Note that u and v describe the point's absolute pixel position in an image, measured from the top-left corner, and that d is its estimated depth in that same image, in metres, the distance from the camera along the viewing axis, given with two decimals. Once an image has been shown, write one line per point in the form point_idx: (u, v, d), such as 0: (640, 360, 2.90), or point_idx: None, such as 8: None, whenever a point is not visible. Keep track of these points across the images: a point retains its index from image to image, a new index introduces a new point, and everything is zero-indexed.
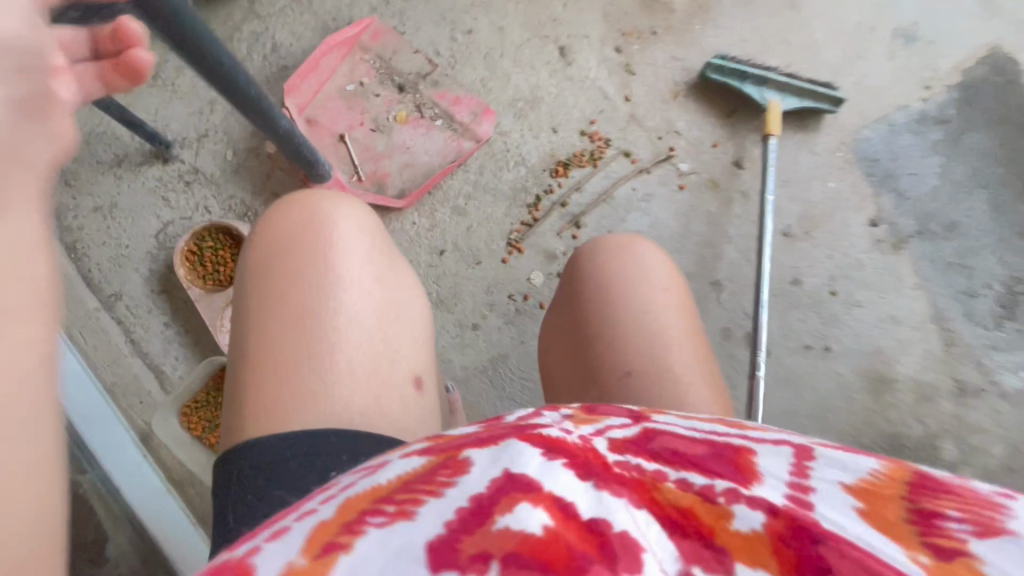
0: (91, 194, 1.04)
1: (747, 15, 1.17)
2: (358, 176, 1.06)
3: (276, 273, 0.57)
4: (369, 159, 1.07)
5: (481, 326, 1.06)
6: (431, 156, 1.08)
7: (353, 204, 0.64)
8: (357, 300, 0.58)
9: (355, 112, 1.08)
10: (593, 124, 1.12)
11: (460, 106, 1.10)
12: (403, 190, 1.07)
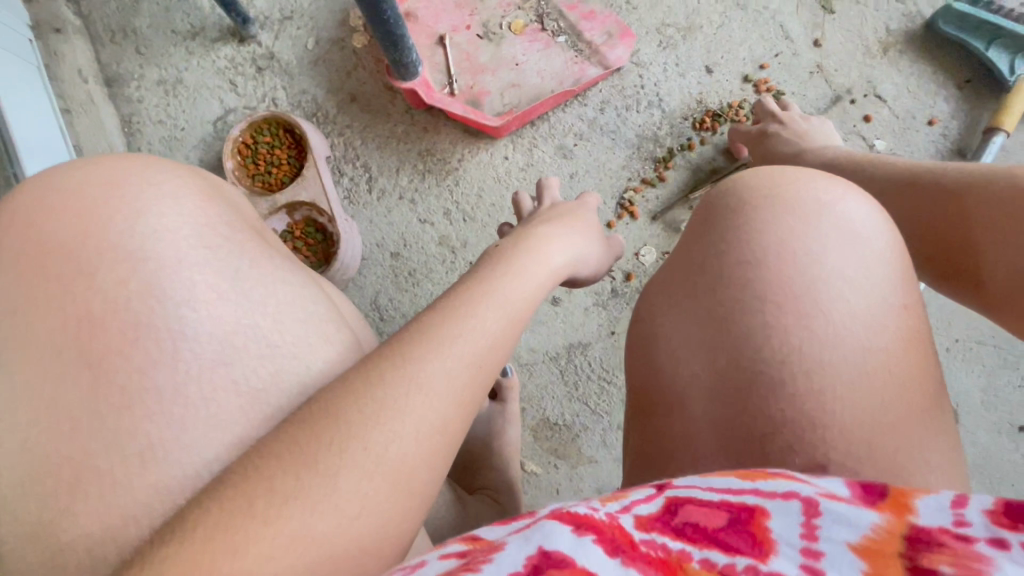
0: (158, 64, 0.92)
1: None
2: (451, 89, 0.86)
3: (50, 298, 0.39)
4: (469, 70, 0.87)
5: (564, 302, 0.83)
6: (543, 78, 0.85)
7: (172, 176, 0.45)
8: (198, 310, 0.41)
9: (464, 12, 0.88)
10: (763, 70, 0.84)
11: (591, 21, 0.87)
12: (502, 113, 0.86)
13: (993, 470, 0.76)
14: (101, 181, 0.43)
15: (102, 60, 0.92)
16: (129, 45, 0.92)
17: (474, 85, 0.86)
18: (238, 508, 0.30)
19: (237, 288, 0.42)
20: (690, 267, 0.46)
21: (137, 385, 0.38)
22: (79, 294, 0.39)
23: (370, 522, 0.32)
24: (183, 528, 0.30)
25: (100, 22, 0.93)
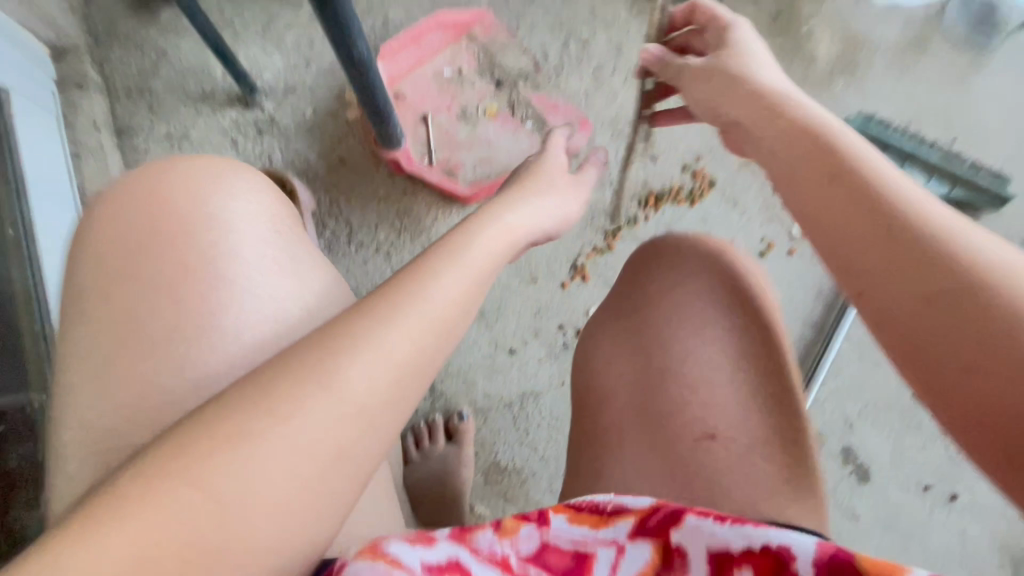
0: (168, 121, 1.02)
1: (904, 83, 1.02)
2: (430, 159, 0.97)
3: (129, 254, 0.50)
4: (446, 145, 0.99)
5: (519, 352, 0.90)
6: (510, 156, 0.99)
7: (248, 175, 0.56)
8: (244, 274, 0.51)
9: (445, 97, 1.01)
10: (698, 161, 0.99)
11: (555, 112, 1.01)
12: (473, 184, 0.97)
13: (901, 524, 0.84)
14: (184, 171, 0.54)
15: (117, 113, 1.02)
16: (144, 102, 1.03)
17: (450, 158, 0.99)
18: (212, 436, 0.35)
19: (289, 247, 0.55)
20: (619, 311, 0.63)
21: (194, 324, 0.49)
22: (153, 255, 0.50)
23: (329, 454, 0.37)
24: (163, 445, 0.36)
25: (120, 81, 1.04)
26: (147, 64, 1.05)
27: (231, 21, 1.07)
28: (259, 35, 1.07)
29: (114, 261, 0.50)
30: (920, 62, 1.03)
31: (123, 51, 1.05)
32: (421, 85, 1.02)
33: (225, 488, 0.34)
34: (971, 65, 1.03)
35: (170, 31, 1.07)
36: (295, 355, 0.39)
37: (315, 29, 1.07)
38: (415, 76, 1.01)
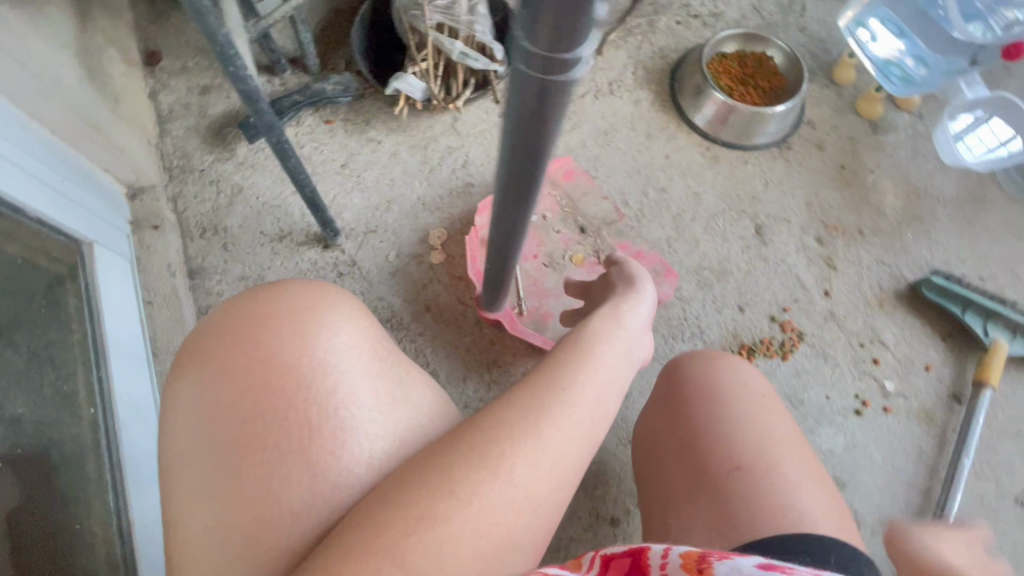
0: (243, 261, 0.99)
1: (967, 237, 1.07)
2: (520, 309, 0.95)
3: (244, 368, 0.49)
4: (534, 294, 0.97)
5: (623, 522, 0.85)
6: None
7: (344, 296, 0.56)
8: (357, 397, 0.50)
9: (532, 244, 1.01)
10: (785, 313, 0.99)
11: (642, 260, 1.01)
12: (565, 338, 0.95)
13: None
14: (285, 304, 0.53)
15: (189, 251, 0.98)
16: (218, 240, 1.00)
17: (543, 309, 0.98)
18: (420, 514, 0.42)
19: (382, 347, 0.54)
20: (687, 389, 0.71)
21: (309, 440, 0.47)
22: (268, 393, 0.48)
23: (494, 553, 0.43)
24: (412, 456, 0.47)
25: (193, 218, 1.01)
26: (221, 200, 1.03)
27: (309, 158, 1.07)
28: (337, 172, 1.06)
29: (223, 391, 0.49)
30: (980, 217, 1.08)
31: (198, 186, 1.03)
32: None
33: (428, 526, 0.42)
34: None
35: (248, 167, 1.06)
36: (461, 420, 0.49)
37: (395, 168, 1.07)
38: None
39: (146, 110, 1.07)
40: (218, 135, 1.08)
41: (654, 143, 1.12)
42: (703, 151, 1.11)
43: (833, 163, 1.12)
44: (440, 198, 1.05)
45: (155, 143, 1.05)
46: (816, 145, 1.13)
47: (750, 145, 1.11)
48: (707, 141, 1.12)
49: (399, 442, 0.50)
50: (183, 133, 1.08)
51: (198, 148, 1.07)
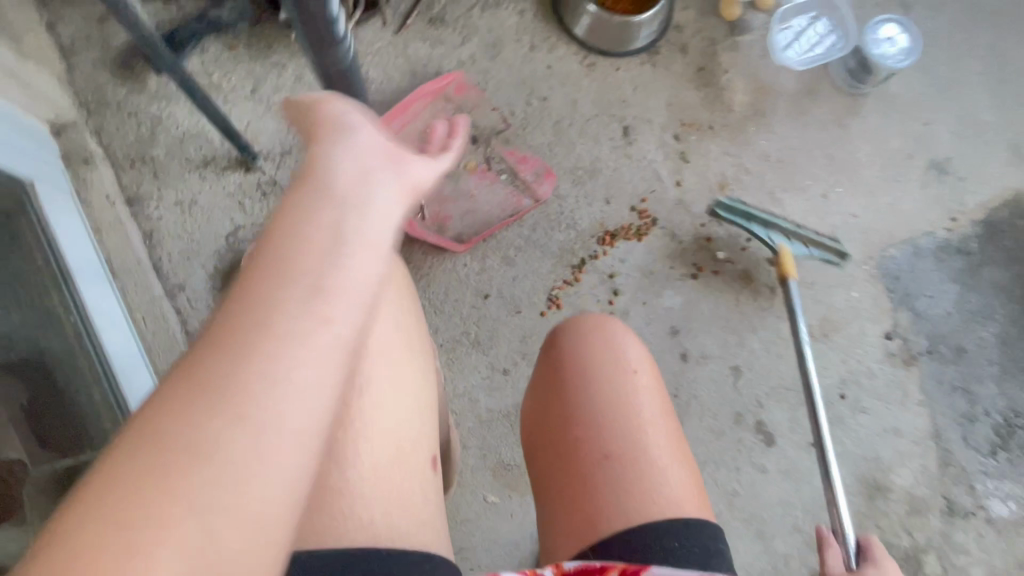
0: (174, 187, 1.12)
1: (798, 127, 1.28)
2: (421, 214, 1.17)
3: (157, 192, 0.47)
4: (434, 201, 1.18)
5: (511, 371, 1.13)
6: (489, 208, 1.18)
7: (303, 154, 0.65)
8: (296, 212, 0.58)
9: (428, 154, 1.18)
10: (643, 202, 1.21)
11: (524, 164, 1.20)
12: (461, 234, 1.17)
13: (798, 474, 1.14)
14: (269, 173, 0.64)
15: (123, 182, 1.11)
16: (147, 169, 1.12)
17: (440, 213, 1.19)
18: (146, 485, 0.38)
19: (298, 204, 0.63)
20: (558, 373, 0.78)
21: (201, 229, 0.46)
22: None
23: (242, 510, 0.40)
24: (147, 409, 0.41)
25: (120, 150, 1.12)
26: (143, 132, 1.13)
27: (219, 86, 1.16)
28: (248, 99, 1.16)
29: None
30: (811, 108, 1.28)
31: (118, 120, 1.13)
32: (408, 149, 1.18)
33: (151, 510, 0.38)
34: (849, 108, 1.29)
35: (162, 98, 1.15)
36: (197, 361, 0.43)
37: (301, 91, 1.17)
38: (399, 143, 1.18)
39: (49, 45, 1.11)
40: (126, 67, 1.15)
41: (537, 54, 1.24)
42: (580, 60, 1.25)
43: (694, 65, 1.27)
44: None
45: (66, 79, 1.12)
46: (681, 48, 1.27)
47: (623, 52, 1.25)
48: (584, 50, 1.25)
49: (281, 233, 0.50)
50: (90, 66, 1.14)
51: (109, 81, 1.14)
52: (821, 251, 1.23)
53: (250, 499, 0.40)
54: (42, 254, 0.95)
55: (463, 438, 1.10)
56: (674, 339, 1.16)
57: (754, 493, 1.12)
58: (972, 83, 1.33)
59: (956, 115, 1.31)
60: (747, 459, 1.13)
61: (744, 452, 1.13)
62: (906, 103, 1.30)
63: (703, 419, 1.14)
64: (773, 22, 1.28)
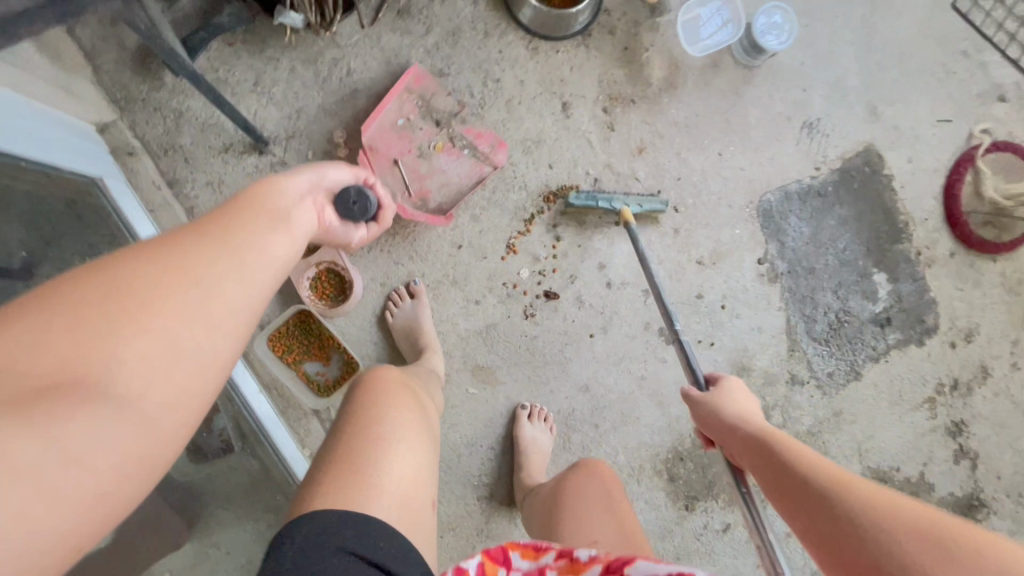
0: (203, 170, 1.39)
1: (702, 96, 1.59)
2: (408, 192, 1.46)
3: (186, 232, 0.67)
4: (416, 179, 1.47)
5: (482, 301, 1.52)
6: (460, 178, 1.48)
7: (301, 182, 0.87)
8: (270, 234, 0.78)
9: (404, 142, 1.46)
10: (578, 166, 1.54)
11: (480, 137, 1.48)
12: (441, 204, 1.48)
13: None
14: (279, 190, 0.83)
15: (162, 168, 1.38)
16: (179, 156, 1.38)
17: (422, 187, 1.48)
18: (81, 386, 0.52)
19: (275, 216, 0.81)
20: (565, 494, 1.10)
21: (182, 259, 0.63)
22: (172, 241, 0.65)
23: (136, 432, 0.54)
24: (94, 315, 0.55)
25: (154, 141, 1.37)
26: (169, 124, 1.37)
27: (226, 80, 1.39)
28: (252, 91, 1.40)
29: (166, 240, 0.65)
30: (714, 80, 1.59)
31: (146, 114, 1.36)
32: (388, 139, 1.45)
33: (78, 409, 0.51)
34: (744, 79, 1.60)
35: (179, 92, 1.37)
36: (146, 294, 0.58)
37: (296, 82, 1.42)
38: (379, 137, 1.45)
39: (75, 51, 1.31)
40: (144, 66, 1.36)
41: (491, 40, 1.49)
42: (527, 44, 1.50)
43: (620, 44, 1.54)
44: (336, 104, 1.43)
45: (96, 81, 1.33)
46: (610, 30, 1.53)
47: (562, 36, 1.50)
48: (530, 35, 1.50)
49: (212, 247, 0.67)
50: (112, 67, 1.35)
51: (132, 80, 1.36)
52: (714, 198, 1.60)
53: (196, 331, 0.60)
54: (114, 231, 1.29)
55: (449, 351, 1.51)
56: (602, 272, 1.56)
57: (657, 377, 1.59)
58: (844, 53, 1.64)
59: (828, 82, 1.64)
60: (653, 354, 1.59)
61: (651, 349, 1.59)
62: (789, 72, 1.62)
63: (623, 329, 1.58)
64: (681, 11, 1.55)
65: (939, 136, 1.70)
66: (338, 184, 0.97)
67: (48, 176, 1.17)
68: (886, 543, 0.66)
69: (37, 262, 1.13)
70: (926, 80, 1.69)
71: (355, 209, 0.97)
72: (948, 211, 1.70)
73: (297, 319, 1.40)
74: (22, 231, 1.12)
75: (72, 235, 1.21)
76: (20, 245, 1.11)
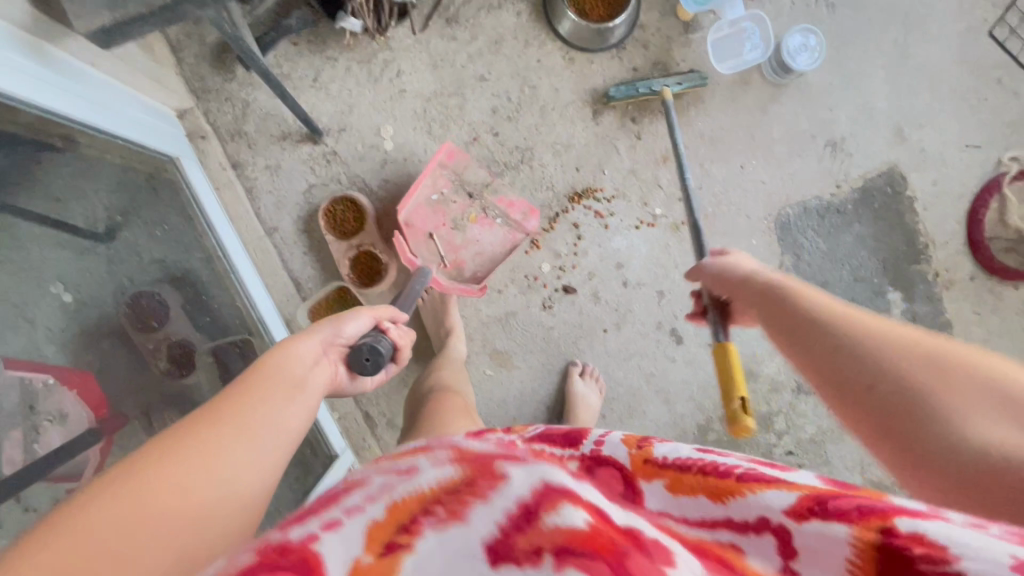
0: (264, 155, 1.55)
1: (729, 110, 1.65)
2: (443, 263, 1.58)
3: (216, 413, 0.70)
4: (451, 251, 1.59)
5: (504, 291, 1.63)
6: (494, 247, 1.59)
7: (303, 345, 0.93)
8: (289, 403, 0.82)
9: (439, 217, 1.57)
10: (603, 170, 1.63)
11: (513, 207, 1.58)
12: (475, 272, 1.61)
13: (697, 363, 1.68)
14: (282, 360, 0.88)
15: (228, 151, 1.55)
16: (243, 142, 1.55)
17: (456, 255, 1.60)
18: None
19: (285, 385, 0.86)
20: None
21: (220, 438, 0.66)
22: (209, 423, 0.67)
23: None
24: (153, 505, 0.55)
25: (223, 127, 1.54)
26: (237, 112, 1.54)
27: (289, 76, 1.55)
28: (311, 86, 1.55)
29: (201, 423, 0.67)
30: (743, 95, 1.65)
31: (219, 103, 1.54)
32: (423, 212, 1.57)
33: None
34: (772, 95, 1.66)
35: (247, 85, 1.54)
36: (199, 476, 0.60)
37: (350, 80, 1.56)
38: (415, 209, 1.56)
39: (163, 44, 1.49)
40: (220, 60, 1.53)
41: (530, 49, 1.60)
42: (563, 54, 1.61)
43: (652, 58, 1.63)
44: (385, 101, 1.57)
45: (178, 71, 1.51)
46: (643, 44, 1.62)
47: (597, 48, 1.60)
48: (567, 46, 1.60)
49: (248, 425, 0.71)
50: (193, 60, 1.52)
51: (209, 72, 1.53)
52: (733, 209, 1.67)
53: (224, 503, 0.61)
54: (184, 205, 1.46)
55: (470, 335, 1.64)
56: (619, 271, 1.65)
57: (665, 375, 1.67)
58: (873, 75, 1.68)
59: (855, 103, 1.68)
60: (663, 353, 1.67)
61: (661, 348, 1.67)
62: (816, 91, 1.67)
63: (636, 326, 1.66)
64: (711, 29, 1.62)
65: (966, 162, 1.72)
66: (354, 337, 1.00)
67: (134, 152, 1.34)
68: (884, 365, 0.67)
69: (120, 229, 1.33)
70: (957, 105, 1.71)
71: (369, 364, 0.96)
72: (971, 236, 1.72)
73: (337, 295, 1.55)
74: (106, 199, 1.31)
75: (147, 205, 1.39)
76: (104, 211, 1.31)
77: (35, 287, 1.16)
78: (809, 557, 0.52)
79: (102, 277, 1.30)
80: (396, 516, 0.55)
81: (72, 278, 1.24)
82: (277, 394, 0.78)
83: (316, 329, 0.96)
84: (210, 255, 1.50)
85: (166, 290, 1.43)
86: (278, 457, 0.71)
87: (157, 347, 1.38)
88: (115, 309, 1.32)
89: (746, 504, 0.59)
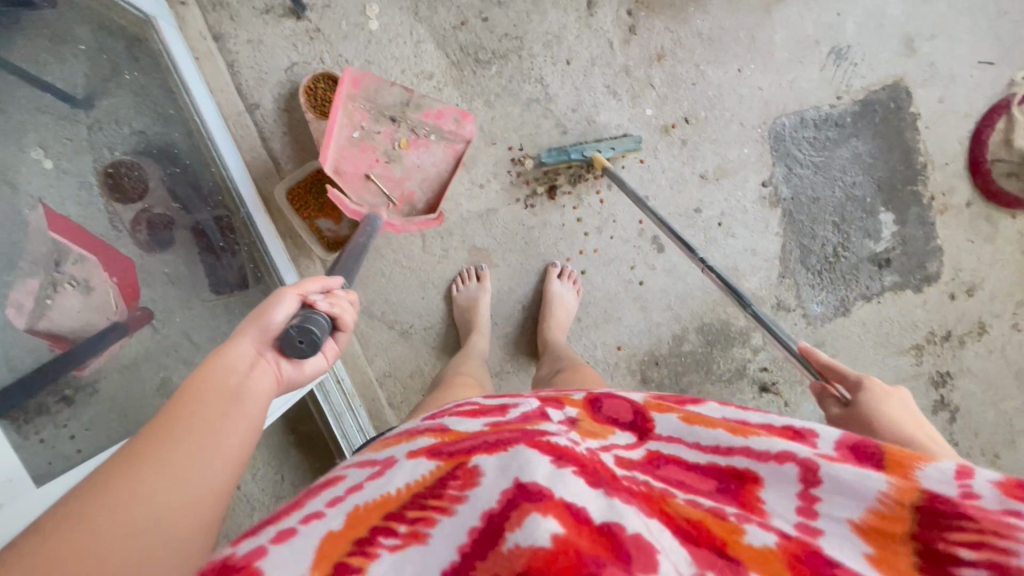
0: (246, 29, 1.52)
1: (729, 8, 1.58)
2: (390, 202, 1.51)
3: (210, 395, 0.70)
4: (395, 186, 1.51)
5: (486, 185, 1.61)
6: (437, 167, 1.52)
7: (245, 338, 0.80)
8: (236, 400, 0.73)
9: (368, 153, 1.49)
10: (593, 66, 1.58)
11: (442, 119, 1.50)
12: (427, 201, 1.53)
13: (676, 273, 1.66)
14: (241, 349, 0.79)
15: (209, 22, 1.51)
16: (225, 14, 1.51)
17: (401, 190, 1.52)
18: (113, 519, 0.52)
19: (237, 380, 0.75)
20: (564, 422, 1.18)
21: (213, 414, 0.67)
22: (196, 401, 0.68)
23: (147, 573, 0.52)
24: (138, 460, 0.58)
25: None
26: None
27: None
28: None
29: (196, 396, 0.69)
30: None
31: None
32: (350, 152, 1.48)
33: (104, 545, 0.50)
34: None
35: None
36: (178, 441, 0.62)
37: None
38: (341, 149, 1.48)
39: None
40: None
41: None
42: None
43: None
44: None
45: None
46: None
47: None
48: None
49: (223, 406, 0.69)
50: None
51: None
52: (726, 115, 1.62)
53: (205, 466, 0.62)
54: (165, 74, 1.40)
55: (449, 231, 1.62)
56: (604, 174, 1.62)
57: (643, 282, 1.66)
58: None
59: (864, 9, 1.61)
60: (642, 259, 1.65)
61: (641, 255, 1.65)
62: None
63: (617, 232, 1.64)
64: None
65: (976, 78, 1.64)
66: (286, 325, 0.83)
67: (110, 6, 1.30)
68: None
69: (98, 99, 1.31)
70: (973, 17, 1.62)
71: (304, 347, 0.80)
72: (972, 158, 1.66)
73: (315, 176, 1.54)
74: (86, 67, 1.30)
75: (127, 71, 1.35)
76: (83, 77, 1.29)
77: (12, 147, 1.14)
78: (840, 487, 0.57)
79: (83, 144, 1.27)
80: (353, 529, 0.54)
81: (52, 145, 1.21)
82: (207, 400, 0.68)
83: (243, 330, 0.81)
84: (191, 129, 1.43)
85: (149, 165, 1.37)
86: (224, 480, 0.63)
87: (137, 219, 1.32)
88: (94, 177, 1.27)
89: (768, 443, 0.62)
